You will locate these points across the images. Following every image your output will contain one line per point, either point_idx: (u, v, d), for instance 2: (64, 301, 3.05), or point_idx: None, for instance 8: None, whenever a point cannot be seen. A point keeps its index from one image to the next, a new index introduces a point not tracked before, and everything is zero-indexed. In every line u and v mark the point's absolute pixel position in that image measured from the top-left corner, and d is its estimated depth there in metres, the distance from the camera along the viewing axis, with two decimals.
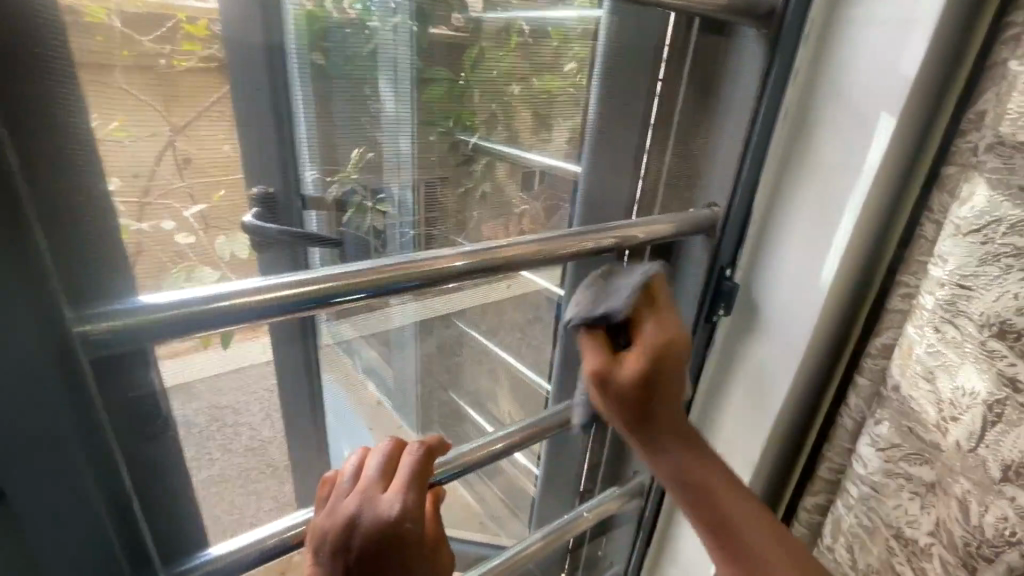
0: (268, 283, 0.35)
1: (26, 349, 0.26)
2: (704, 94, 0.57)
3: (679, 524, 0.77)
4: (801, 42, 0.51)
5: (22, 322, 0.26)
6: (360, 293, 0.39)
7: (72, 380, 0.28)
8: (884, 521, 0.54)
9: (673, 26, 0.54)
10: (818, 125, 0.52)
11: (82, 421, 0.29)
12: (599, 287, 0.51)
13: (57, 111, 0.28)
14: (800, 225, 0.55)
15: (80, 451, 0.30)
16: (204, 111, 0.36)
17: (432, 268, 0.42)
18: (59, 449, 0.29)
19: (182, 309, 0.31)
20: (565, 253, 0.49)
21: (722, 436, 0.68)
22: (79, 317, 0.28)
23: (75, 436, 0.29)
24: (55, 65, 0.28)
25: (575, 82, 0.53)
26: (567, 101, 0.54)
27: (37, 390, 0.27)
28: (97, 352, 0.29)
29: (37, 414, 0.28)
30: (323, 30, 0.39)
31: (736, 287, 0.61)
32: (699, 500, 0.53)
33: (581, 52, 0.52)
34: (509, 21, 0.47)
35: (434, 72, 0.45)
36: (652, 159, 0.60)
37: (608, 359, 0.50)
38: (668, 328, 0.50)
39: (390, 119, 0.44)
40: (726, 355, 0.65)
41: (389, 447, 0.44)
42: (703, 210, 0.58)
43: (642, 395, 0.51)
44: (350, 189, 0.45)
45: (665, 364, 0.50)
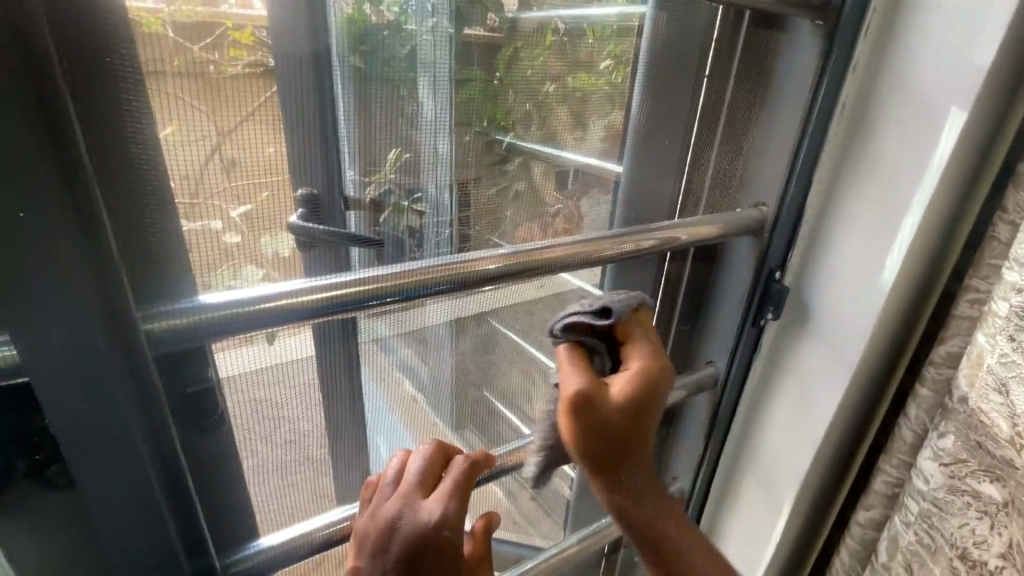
0: (314, 283, 0.36)
1: (92, 345, 0.27)
2: (754, 88, 0.55)
3: (719, 532, 0.75)
4: (862, 33, 0.49)
5: (91, 320, 0.27)
6: (411, 293, 0.40)
7: (136, 372, 0.29)
8: (947, 541, 0.51)
9: (720, 19, 0.52)
10: (878, 123, 0.50)
11: (143, 413, 0.30)
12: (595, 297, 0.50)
13: (122, 117, 0.30)
14: (857, 225, 0.53)
15: (140, 442, 0.31)
16: (251, 115, 0.36)
17: (478, 269, 0.42)
18: (123, 442, 0.30)
19: (235, 309, 0.32)
20: (605, 256, 0.49)
21: (769, 446, 0.65)
22: (144, 315, 0.30)
23: (138, 428, 0.30)
24: (113, 65, 0.29)
25: (612, 79, 0.52)
26: (602, 99, 0.53)
27: (105, 388, 0.29)
28: (159, 348, 0.30)
29: (94, 401, 0.29)
30: (360, 33, 0.39)
31: (785, 290, 0.59)
32: (660, 553, 0.50)
33: (618, 48, 0.51)
34: (544, 20, 0.47)
35: (471, 73, 0.44)
36: (696, 157, 0.58)
37: (594, 381, 0.44)
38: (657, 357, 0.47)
39: (428, 121, 0.44)
40: (768, 360, 0.63)
41: (431, 453, 0.44)
42: (750, 208, 0.56)
43: (627, 425, 0.45)
44: (387, 188, 0.44)
45: (653, 398, 0.46)
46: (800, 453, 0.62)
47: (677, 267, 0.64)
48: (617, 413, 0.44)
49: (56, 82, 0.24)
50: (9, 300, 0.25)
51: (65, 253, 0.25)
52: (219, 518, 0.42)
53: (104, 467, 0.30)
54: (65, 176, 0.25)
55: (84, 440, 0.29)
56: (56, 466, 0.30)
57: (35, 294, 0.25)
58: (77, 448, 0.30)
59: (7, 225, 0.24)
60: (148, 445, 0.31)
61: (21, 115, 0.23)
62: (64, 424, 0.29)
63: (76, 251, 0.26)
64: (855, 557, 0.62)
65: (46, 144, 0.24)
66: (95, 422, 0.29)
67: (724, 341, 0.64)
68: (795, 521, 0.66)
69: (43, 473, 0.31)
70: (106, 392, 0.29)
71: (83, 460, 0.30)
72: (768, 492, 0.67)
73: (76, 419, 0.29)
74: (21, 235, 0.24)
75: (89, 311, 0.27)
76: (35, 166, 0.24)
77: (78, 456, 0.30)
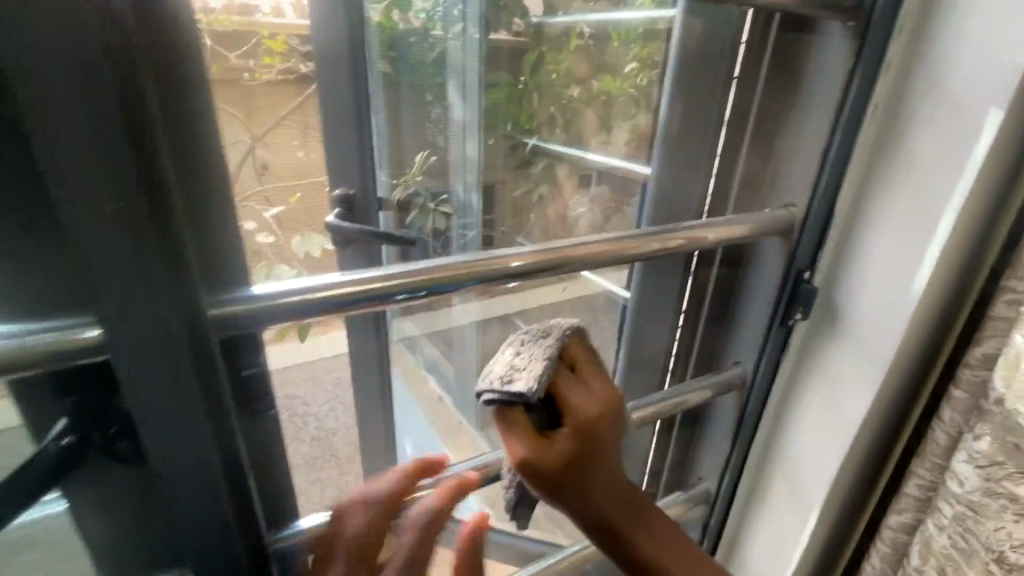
0: (355, 275, 0.38)
1: (169, 333, 0.30)
2: (784, 90, 0.55)
3: (746, 533, 0.75)
4: (896, 33, 0.48)
5: (169, 311, 0.29)
6: (444, 287, 0.42)
7: (201, 358, 0.31)
8: (983, 544, 0.50)
9: (750, 21, 0.52)
10: (912, 122, 0.49)
11: (206, 405, 0.33)
12: (534, 337, 0.44)
13: (201, 124, 0.32)
14: (889, 225, 0.52)
15: (205, 423, 0.33)
16: (268, 118, 0.40)
17: (502, 265, 0.44)
18: (190, 428, 0.33)
19: (283, 298, 0.34)
20: (627, 254, 0.49)
21: (798, 447, 0.65)
22: (216, 301, 0.32)
23: (200, 416, 0.33)
24: (187, 72, 0.30)
25: (637, 82, 0.62)
26: (628, 101, 0.63)
27: (178, 379, 0.31)
28: (222, 332, 0.33)
29: (166, 385, 0.31)
30: (392, 38, 0.67)
31: (815, 290, 0.58)
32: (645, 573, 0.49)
33: (642, 51, 0.60)
34: (571, 25, 0.65)
35: (503, 110, 0.69)
36: (725, 160, 0.59)
37: (533, 448, 0.41)
38: (594, 399, 0.43)
39: (461, 145, 0.64)
40: (796, 360, 0.63)
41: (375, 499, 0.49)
42: (779, 210, 0.57)
43: (578, 476, 0.43)
44: (416, 195, 0.60)
45: (602, 432, 0.43)
46: (830, 454, 0.61)
47: (705, 270, 0.65)
48: (554, 468, 0.42)
49: (143, 103, 0.26)
50: (107, 286, 0.27)
51: (145, 247, 0.27)
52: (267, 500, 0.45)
53: (173, 445, 0.32)
54: (146, 184, 0.27)
55: (159, 422, 0.32)
56: (124, 443, 0.33)
57: (120, 288, 0.28)
58: (152, 427, 0.32)
59: (95, 218, 0.26)
60: (212, 433, 0.33)
61: (111, 117, 0.25)
62: (140, 403, 0.31)
63: (155, 251, 0.28)
64: (886, 561, 0.61)
65: (133, 151, 0.26)
66: (166, 407, 0.31)
67: (751, 340, 0.64)
68: (825, 524, 0.66)
69: (112, 447, 0.34)
70: (174, 376, 0.31)
71: (158, 439, 0.32)
72: (796, 494, 0.66)
73: (154, 402, 0.31)
74: (110, 229, 0.26)
75: (163, 300, 0.29)
76: (115, 169, 0.25)
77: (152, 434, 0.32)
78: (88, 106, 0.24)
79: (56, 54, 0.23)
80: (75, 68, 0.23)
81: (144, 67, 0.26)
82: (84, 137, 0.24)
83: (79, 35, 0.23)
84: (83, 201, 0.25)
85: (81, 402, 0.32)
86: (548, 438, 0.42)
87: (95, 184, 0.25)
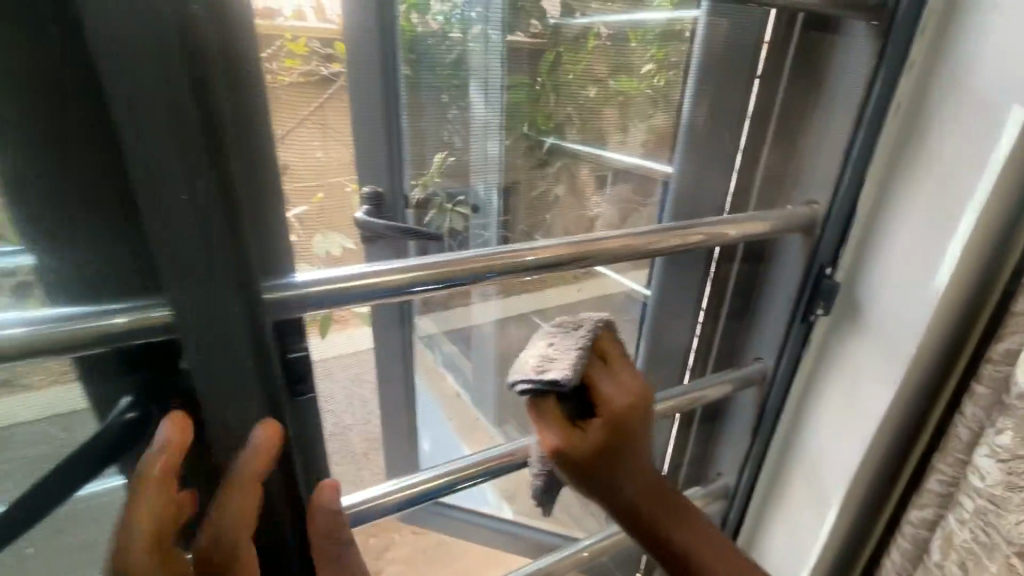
0: (395, 264, 0.40)
1: (231, 310, 0.32)
2: (807, 89, 0.56)
3: (765, 528, 0.76)
4: (918, 32, 0.49)
5: (230, 290, 0.32)
6: (460, 279, 0.43)
7: (257, 340, 0.34)
8: (1004, 538, 0.50)
9: (773, 23, 0.54)
10: (933, 119, 0.50)
11: (260, 379, 0.35)
12: (566, 326, 0.44)
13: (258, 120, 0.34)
14: (911, 221, 0.53)
15: (257, 400, 0.36)
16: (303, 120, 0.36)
17: (518, 259, 0.45)
18: (245, 400, 0.35)
19: (328, 285, 0.37)
20: (637, 250, 0.50)
21: (817, 443, 0.65)
22: (269, 285, 0.35)
23: (254, 390, 0.35)
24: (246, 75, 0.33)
25: (654, 82, 0.55)
26: (645, 101, 0.55)
27: (237, 354, 0.33)
28: (275, 315, 0.35)
29: (225, 361, 0.33)
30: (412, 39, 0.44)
31: (837, 286, 0.59)
32: (683, 567, 0.50)
33: (659, 52, 0.53)
34: None
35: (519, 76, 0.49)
36: (748, 157, 0.60)
37: (565, 439, 0.43)
38: (625, 392, 0.45)
39: (480, 124, 0.49)
40: (817, 356, 0.63)
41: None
42: (801, 207, 0.57)
43: (610, 466, 0.45)
44: (434, 191, 0.51)
45: (634, 424, 0.45)
46: (850, 450, 0.62)
47: (726, 266, 0.66)
48: (585, 457, 0.44)
49: (216, 101, 0.29)
50: (180, 267, 0.30)
51: (215, 230, 0.30)
52: None
53: (228, 418, 0.35)
54: (217, 172, 0.30)
55: (218, 395, 0.34)
56: None
57: (191, 268, 0.30)
58: (210, 401, 0.34)
59: (173, 204, 0.29)
60: (263, 406, 0.36)
61: (188, 115, 0.28)
62: (201, 378, 0.34)
63: (223, 234, 0.31)
64: (906, 555, 0.62)
65: (209, 144, 0.29)
66: (225, 380, 0.34)
67: (773, 335, 0.65)
68: (845, 519, 0.66)
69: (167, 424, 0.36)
70: (233, 356, 0.33)
71: (216, 412, 0.35)
72: (815, 489, 0.67)
73: (215, 376, 0.34)
74: (183, 214, 0.29)
75: (227, 285, 0.32)
76: (192, 159, 0.28)
77: (210, 408, 0.35)
78: (173, 105, 0.27)
79: (141, 60, 0.26)
80: (159, 72, 0.26)
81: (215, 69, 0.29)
82: (167, 131, 0.27)
83: (164, 39, 0.26)
84: (160, 192, 0.28)
85: (143, 379, 0.35)
86: (579, 427, 0.44)
87: (170, 175, 0.28)
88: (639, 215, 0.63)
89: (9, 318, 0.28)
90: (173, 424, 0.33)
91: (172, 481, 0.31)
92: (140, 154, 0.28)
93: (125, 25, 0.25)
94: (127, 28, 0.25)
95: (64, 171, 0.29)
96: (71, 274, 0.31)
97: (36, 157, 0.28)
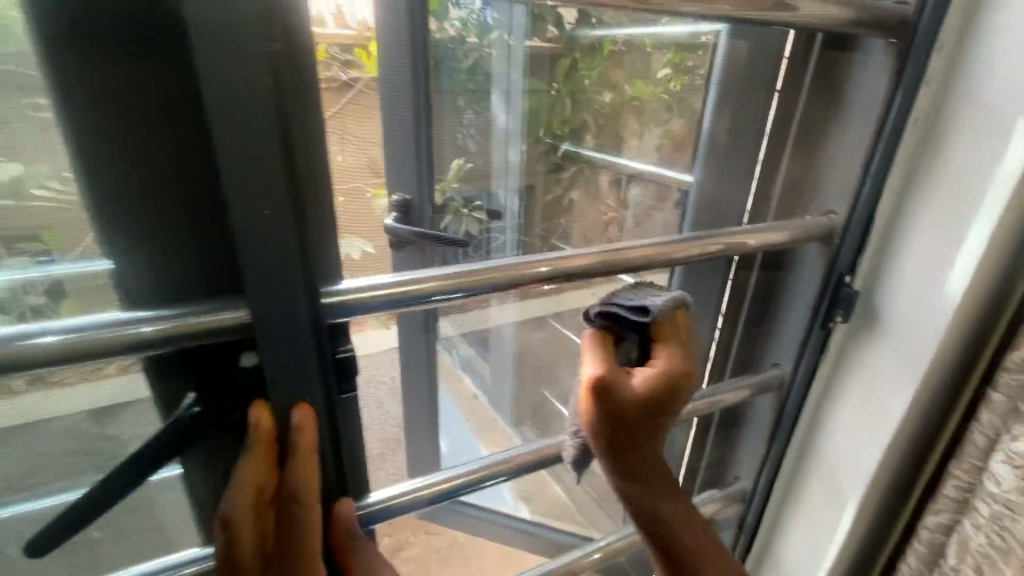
0: (435, 272, 0.43)
1: (298, 312, 0.35)
2: (825, 104, 0.58)
3: (781, 531, 0.77)
4: (936, 49, 0.50)
5: (298, 293, 0.34)
6: (475, 290, 0.44)
7: (318, 341, 0.37)
8: (1020, 542, 0.51)
9: (792, 41, 0.56)
10: (951, 133, 0.51)
11: (321, 376, 0.38)
12: (632, 292, 0.49)
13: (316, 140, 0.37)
14: (927, 232, 0.54)
15: (315, 398, 0.38)
16: None
17: (529, 272, 0.46)
18: (307, 396, 0.38)
19: (374, 291, 0.40)
20: (644, 261, 0.52)
21: (834, 448, 0.67)
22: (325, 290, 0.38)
23: (314, 386, 0.38)
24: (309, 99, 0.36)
25: (669, 89, 0.66)
26: (659, 106, 0.68)
27: (302, 352, 0.36)
28: (331, 317, 0.38)
29: (291, 359, 0.36)
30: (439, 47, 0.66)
31: (856, 294, 0.60)
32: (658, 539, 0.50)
33: (676, 59, 0.64)
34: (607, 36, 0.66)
35: None
36: (767, 168, 0.62)
37: (613, 369, 0.43)
38: (683, 360, 0.45)
39: None
40: (835, 362, 0.65)
41: (238, 526, 0.35)
42: (820, 217, 0.59)
43: (644, 426, 0.44)
44: None
45: (679, 397, 0.44)
46: (868, 455, 0.63)
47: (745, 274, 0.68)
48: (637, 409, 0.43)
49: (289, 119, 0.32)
50: (256, 271, 0.33)
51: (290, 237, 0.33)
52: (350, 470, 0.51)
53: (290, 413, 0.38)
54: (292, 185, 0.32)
55: (282, 391, 0.37)
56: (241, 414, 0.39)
57: (266, 272, 0.33)
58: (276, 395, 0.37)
59: (253, 215, 0.32)
60: (322, 402, 0.39)
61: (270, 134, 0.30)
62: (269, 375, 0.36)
63: (294, 241, 0.33)
64: (923, 559, 0.63)
65: (286, 159, 0.32)
66: (291, 377, 0.37)
67: (791, 341, 0.66)
68: (862, 523, 0.68)
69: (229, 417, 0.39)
70: (298, 356, 0.36)
71: (280, 406, 0.37)
72: (832, 493, 0.68)
73: (280, 373, 0.36)
74: (262, 223, 0.32)
75: (296, 288, 0.34)
76: (272, 173, 0.31)
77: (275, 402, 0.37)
78: (257, 124, 0.30)
79: (236, 92, 0.29)
80: (249, 101, 0.29)
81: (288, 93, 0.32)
82: (251, 147, 0.30)
83: (251, 66, 0.29)
84: (245, 208, 0.31)
85: (210, 375, 0.38)
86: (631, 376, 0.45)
87: (258, 193, 0.31)
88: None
89: (89, 319, 0.32)
90: (303, 416, 0.37)
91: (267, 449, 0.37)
92: (230, 173, 0.30)
93: (237, 62, 0.28)
94: (222, 60, 0.28)
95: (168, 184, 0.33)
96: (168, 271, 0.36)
97: (143, 171, 0.33)
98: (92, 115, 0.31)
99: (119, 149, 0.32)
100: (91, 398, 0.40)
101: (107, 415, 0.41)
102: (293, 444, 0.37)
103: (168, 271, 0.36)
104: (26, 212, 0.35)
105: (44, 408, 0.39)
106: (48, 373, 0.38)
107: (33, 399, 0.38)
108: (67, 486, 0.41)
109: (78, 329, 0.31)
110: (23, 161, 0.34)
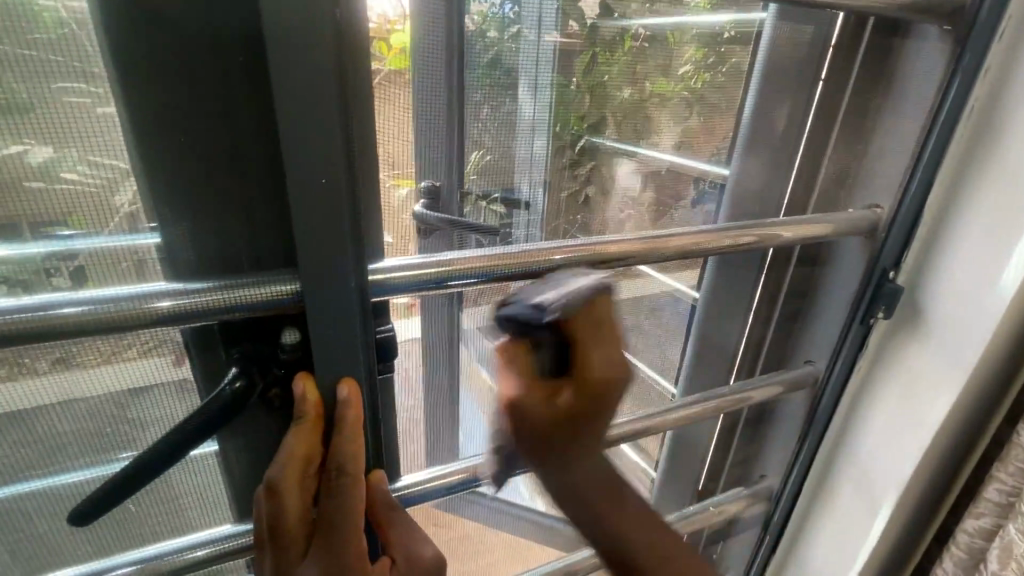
0: (478, 253, 0.43)
1: (345, 285, 0.35)
2: (873, 94, 0.56)
3: (808, 532, 0.76)
4: (996, 37, 0.48)
5: (348, 267, 0.34)
6: (509, 273, 0.44)
7: (363, 316, 0.37)
8: None
9: (839, 26, 0.54)
10: (1008, 125, 0.49)
11: (365, 352, 0.38)
12: (541, 282, 0.44)
13: (366, 118, 0.37)
14: (977, 227, 0.53)
15: (360, 376, 0.38)
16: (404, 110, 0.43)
17: (560, 258, 0.45)
18: (349, 373, 0.37)
19: (420, 270, 0.40)
20: (677, 248, 0.50)
21: (867, 446, 0.65)
22: (372, 267, 0.38)
23: (359, 363, 0.37)
24: (364, 78, 0.36)
25: (689, 85, 0.55)
26: (679, 103, 0.56)
27: (349, 328, 0.36)
28: (376, 294, 0.38)
29: (337, 335, 0.36)
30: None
31: (900, 289, 0.59)
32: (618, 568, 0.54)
33: (699, 54, 0.54)
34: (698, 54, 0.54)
35: (569, 79, 0.50)
36: (807, 160, 0.61)
37: (529, 384, 0.45)
38: (606, 362, 0.46)
39: (527, 122, 0.50)
40: (873, 360, 0.63)
41: (284, 493, 0.36)
42: (864, 210, 0.57)
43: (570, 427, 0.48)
44: (472, 190, 0.50)
45: (594, 402, 0.47)
46: (905, 455, 0.62)
47: (779, 268, 0.67)
48: (557, 417, 0.47)
49: (347, 88, 0.31)
50: (308, 243, 0.33)
51: (342, 207, 0.33)
52: (388, 452, 0.51)
53: (331, 389, 0.37)
54: (347, 157, 0.32)
55: (327, 366, 0.36)
56: (276, 390, 0.39)
57: (318, 242, 0.33)
58: (320, 371, 0.36)
59: (310, 185, 0.31)
60: (366, 379, 0.38)
61: (329, 102, 0.30)
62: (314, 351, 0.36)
63: (345, 214, 0.33)
64: (960, 564, 0.62)
65: (344, 129, 0.31)
66: (336, 353, 0.36)
67: (828, 337, 0.65)
68: (894, 525, 0.66)
69: (269, 390, 0.39)
70: (346, 329, 0.36)
71: (323, 382, 0.37)
72: (865, 494, 0.67)
73: (324, 349, 0.36)
74: (317, 191, 0.32)
75: (346, 259, 0.34)
76: (331, 142, 0.31)
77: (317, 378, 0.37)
78: (320, 93, 0.29)
79: (296, 54, 0.28)
80: (310, 66, 0.29)
81: (346, 64, 0.31)
82: (308, 114, 0.30)
83: (314, 29, 0.28)
84: (300, 175, 0.31)
85: (251, 346, 0.38)
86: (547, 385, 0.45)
87: (313, 160, 0.31)
88: (672, 216, 0.63)
89: (124, 289, 0.32)
90: (350, 390, 0.37)
91: (317, 421, 0.37)
92: (288, 142, 0.30)
93: (307, 27, 0.28)
94: (290, 28, 0.28)
95: (223, 154, 0.33)
96: (213, 240, 0.36)
97: (202, 146, 0.33)
98: (151, 86, 0.31)
99: (176, 116, 0.32)
100: (110, 378, 0.38)
101: (132, 397, 0.39)
102: (340, 418, 0.37)
103: (221, 244, 0.36)
104: (55, 199, 0.33)
105: (63, 391, 0.37)
106: (69, 354, 0.36)
107: (56, 383, 0.37)
108: (92, 466, 0.41)
109: (114, 299, 0.32)
110: (54, 146, 0.32)
